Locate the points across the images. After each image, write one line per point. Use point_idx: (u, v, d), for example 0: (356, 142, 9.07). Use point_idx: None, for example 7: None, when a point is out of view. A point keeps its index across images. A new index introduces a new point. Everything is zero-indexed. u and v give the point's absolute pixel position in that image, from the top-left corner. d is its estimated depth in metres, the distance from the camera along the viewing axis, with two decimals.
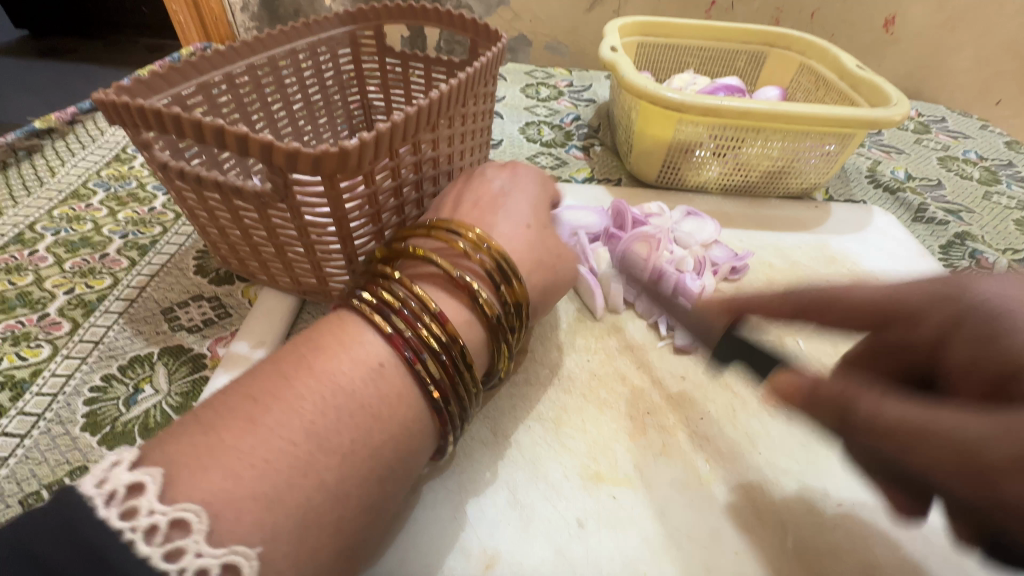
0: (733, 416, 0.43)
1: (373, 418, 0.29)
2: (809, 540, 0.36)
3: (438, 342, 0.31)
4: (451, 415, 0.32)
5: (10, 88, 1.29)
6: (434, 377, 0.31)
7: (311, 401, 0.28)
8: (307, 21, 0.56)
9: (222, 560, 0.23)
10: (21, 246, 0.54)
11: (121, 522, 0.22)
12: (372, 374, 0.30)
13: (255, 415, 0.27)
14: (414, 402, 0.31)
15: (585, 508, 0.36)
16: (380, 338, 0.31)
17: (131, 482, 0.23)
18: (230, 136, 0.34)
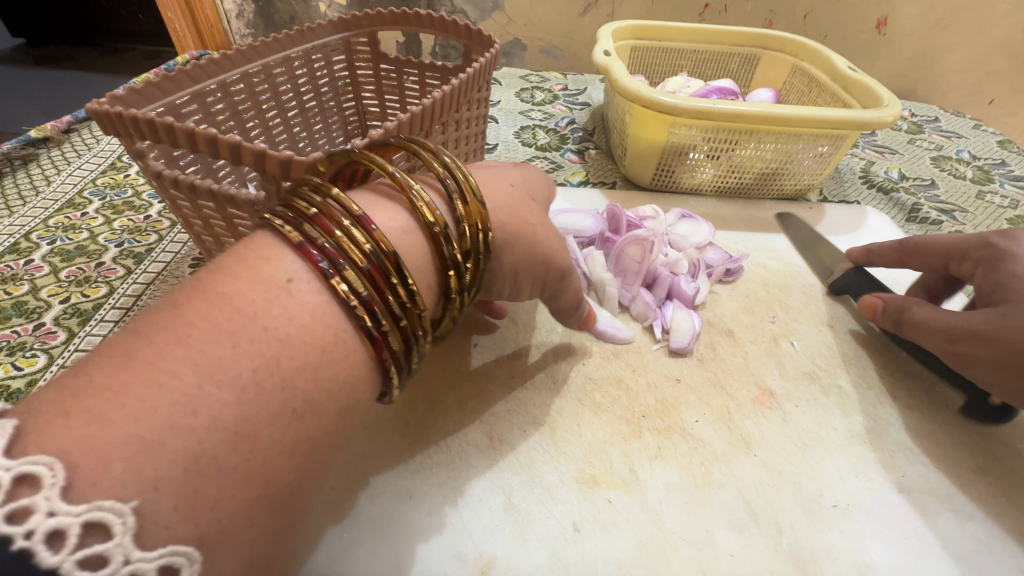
0: (728, 418, 0.43)
1: (280, 341, 0.23)
2: (805, 541, 0.36)
3: (361, 251, 0.26)
4: (385, 339, 0.26)
5: (9, 96, 1.30)
6: (359, 294, 0.25)
7: (200, 324, 0.22)
8: (300, 28, 0.56)
9: (82, 519, 0.18)
10: (17, 256, 0.54)
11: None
12: (277, 292, 0.24)
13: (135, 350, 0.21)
14: (336, 323, 0.25)
15: (580, 512, 0.36)
16: (293, 252, 0.26)
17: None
18: (224, 144, 0.34)
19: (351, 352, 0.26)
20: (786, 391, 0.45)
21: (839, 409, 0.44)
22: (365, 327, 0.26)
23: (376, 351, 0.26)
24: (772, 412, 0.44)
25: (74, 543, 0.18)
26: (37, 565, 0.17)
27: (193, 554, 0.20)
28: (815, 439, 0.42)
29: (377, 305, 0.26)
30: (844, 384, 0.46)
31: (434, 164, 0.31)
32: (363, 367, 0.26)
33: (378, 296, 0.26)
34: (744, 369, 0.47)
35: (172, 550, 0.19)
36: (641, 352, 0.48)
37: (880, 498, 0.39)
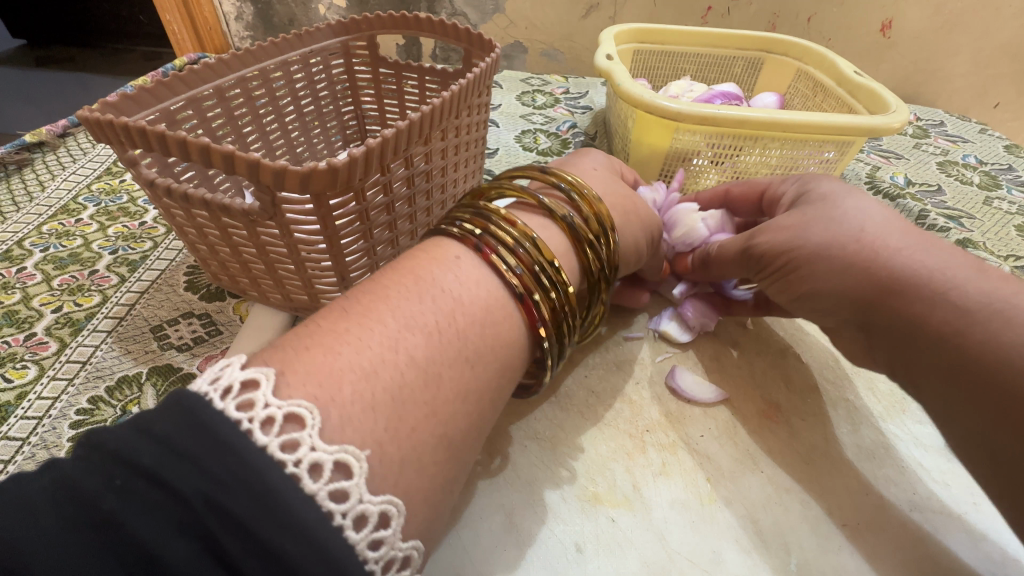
0: (734, 433, 0.42)
1: (458, 303, 0.31)
2: (814, 563, 0.35)
3: (510, 236, 0.34)
4: (535, 307, 0.33)
5: (6, 97, 1.29)
6: (511, 266, 0.33)
7: (395, 289, 0.31)
8: (298, 32, 0.55)
9: (333, 456, 0.23)
10: (9, 263, 0.53)
11: (239, 414, 0.23)
12: (452, 266, 0.33)
13: (347, 308, 0.30)
14: (493, 289, 0.33)
15: (583, 532, 0.35)
16: (454, 241, 0.35)
17: (244, 379, 0.24)
18: (217, 154, 0.34)
19: (510, 319, 0.33)
20: (792, 404, 0.44)
21: (848, 423, 0.43)
22: (517, 293, 0.33)
23: (529, 319, 0.33)
24: (779, 426, 0.43)
25: (327, 476, 0.23)
26: (303, 486, 0.22)
27: (401, 504, 0.25)
28: (824, 455, 0.41)
29: (530, 281, 0.33)
30: (852, 397, 0.45)
31: (549, 175, 0.40)
32: (518, 336, 0.33)
33: (528, 270, 0.34)
34: (750, 382, 0.46)
35: (388, 499, 0.24)
36: (645, 364, 0.47)
37: (890, 516, 0.38)
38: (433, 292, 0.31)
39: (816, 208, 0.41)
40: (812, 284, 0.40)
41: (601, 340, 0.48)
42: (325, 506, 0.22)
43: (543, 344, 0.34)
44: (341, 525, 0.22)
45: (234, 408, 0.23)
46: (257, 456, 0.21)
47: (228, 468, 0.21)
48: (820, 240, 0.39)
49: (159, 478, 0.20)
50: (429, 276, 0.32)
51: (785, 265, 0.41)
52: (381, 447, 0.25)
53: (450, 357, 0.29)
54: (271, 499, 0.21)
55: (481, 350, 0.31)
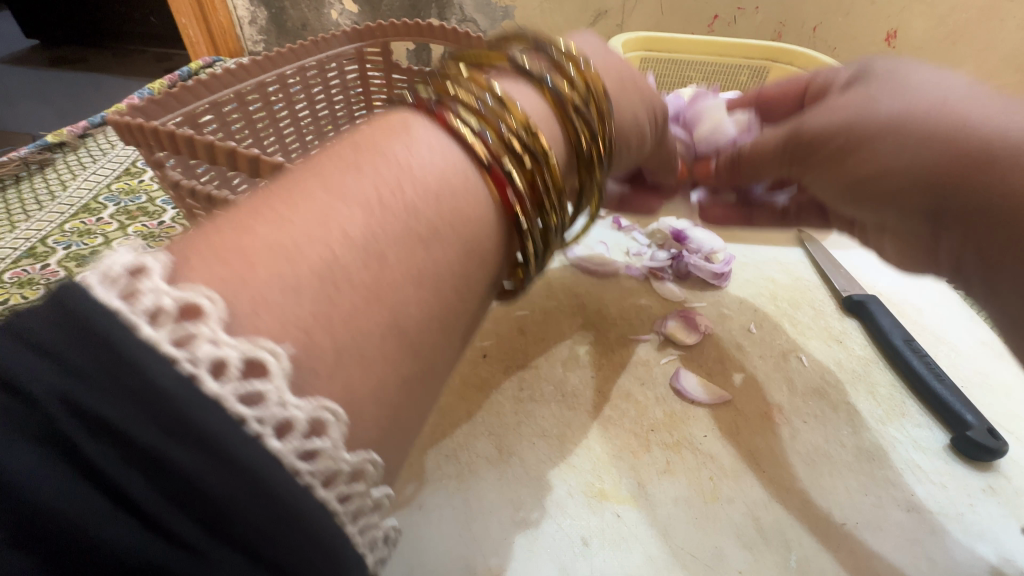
0: (737, 433, 0.43)
1: (405, 168, 0.24)
2: (813, 559, 0.36)
3: (472, 96, 0.27)
4: (508, 180, 0.26)
5: (22, 97, 1.32)
6: (473, 127, 0.26)
7: (331, 157, 0.24)
8: (315, 39, 0.57)
9: (241, 352, 0.17)
10: (33, 260, 0.55)
11: (119, 303, 0.16)
12: (398, 129, 0.26)
13: (269, 185, 0.23)
14: (450, 154, 0.26)
15: (589, 526, 0.36)
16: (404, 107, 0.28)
17: (181, 303, 0.17)
18: (242, 157, 0.35)
19: (474, 193, 0.25)
20: (794, 407, 0.45)
21: (848, 426, 0.44)
22: (482, 161, 0.26)
23: (501, 195, 0.26)
24: (780, 427, 0.44)
25: (238, 376, 0.17)
26: (205, 390, 0.16)
27: (339, 414, 0.19)
28: (824, 456, 0.42)
29: (499, 147, 0.26)
30: (852, 401, 0.46)
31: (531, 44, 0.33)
32: (488, 214, 0.26)
33: (498, 137, 0.26)
34: (752, 384, 0.47)
35: (318, 403, 0.18)
36: (650, 365, 0.48)
37: (888, 516, 0.39)
38: (376, 161, 0.24)
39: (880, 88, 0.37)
40: (873, 167, 0.36)
41: (608, 341, 0.50)
42: (237, 412, 0.16)
43: (520, 226, 0.27)
44: (259, 433, 0.16)
45: (147, 324, 0.16)
46: (157, 364, 0.15)
47: (122, 386, 0.15)
48: (891, 112, 0.35)
49: (30, 396, 0.14)
50: (371, 142, 0.25)
51: (844, 145, 0.37)
52: (307, 335, 0.19)
53: (399, 237, 0.22)
54: (187, 431, 0.15)
55: (451, 232, 0.24)
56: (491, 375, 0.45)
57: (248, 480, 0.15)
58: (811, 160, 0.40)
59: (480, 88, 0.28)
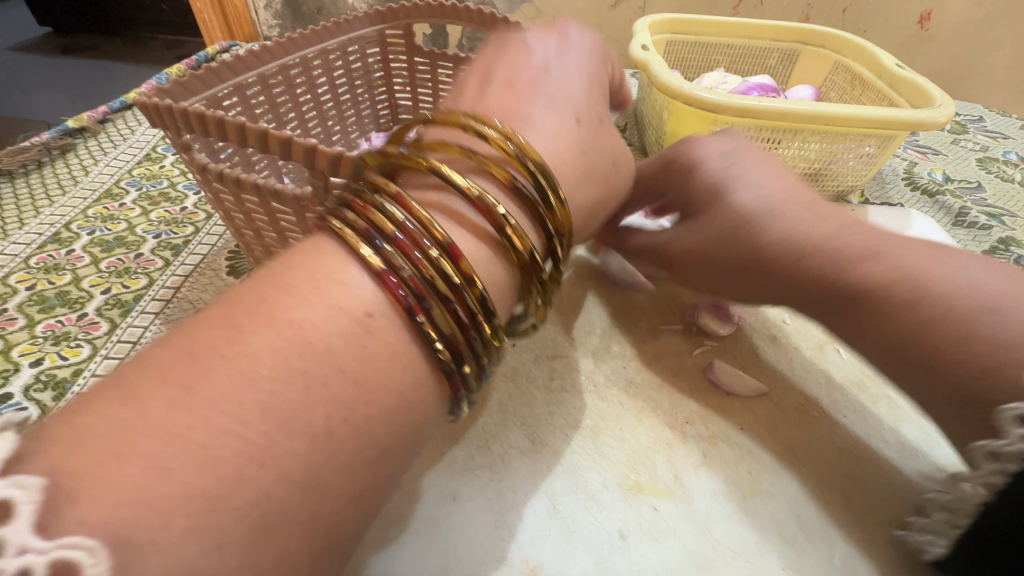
0: (775, 426, 0.42)
1: (365, 383, 0.23)
2: (859, 558, 0.35)
3: (446, 283, 0.26)
4: (462, 381, 0.26)
5: (63, 98, 1.47)
6: (443, 332, 0.25)
7: (269, 361, 0.22)
8: (337, 21, 0.58)
9: None
10: (58, 246, 0.54)
11: None
12: (357, 328, 0.24)
13: (191, 381, 0.20)
14: (411, 361, 0.25)
15: (626, 520, 0.36)
16: (367, 277, 0.25)
17: (50, 563, 0.17)
18: (274, 140, 0.34)
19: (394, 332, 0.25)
20: (834, 401, 0.44)
21: (890, 421, 0.43)
22: (442, 363, 0.26)
23: (450, 390, 0.26)
24: (819, 421, 0.43)
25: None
26: None
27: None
28: (865, 451, 0.41)
29: (456, 309, 0.26)
30: (895, 395, 0.45)
31: (497, 168, 0.31)
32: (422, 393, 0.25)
33: (460, 333, 0.26)
34: (789, 376, 0.46)
35: None
36: (682, 356, 0.47)
37: None
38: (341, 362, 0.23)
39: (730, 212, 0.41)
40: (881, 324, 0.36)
41: (639, 331, 0.48)
42: None
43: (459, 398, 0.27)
44: None
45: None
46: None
47: None
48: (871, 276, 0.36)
49: None
50: (312, 287, 0.24)
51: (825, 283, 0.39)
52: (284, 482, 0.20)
53: None
54: None
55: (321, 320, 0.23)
56: (521, 365, 0.44)
57: None
58: (838, 308, 0.38)
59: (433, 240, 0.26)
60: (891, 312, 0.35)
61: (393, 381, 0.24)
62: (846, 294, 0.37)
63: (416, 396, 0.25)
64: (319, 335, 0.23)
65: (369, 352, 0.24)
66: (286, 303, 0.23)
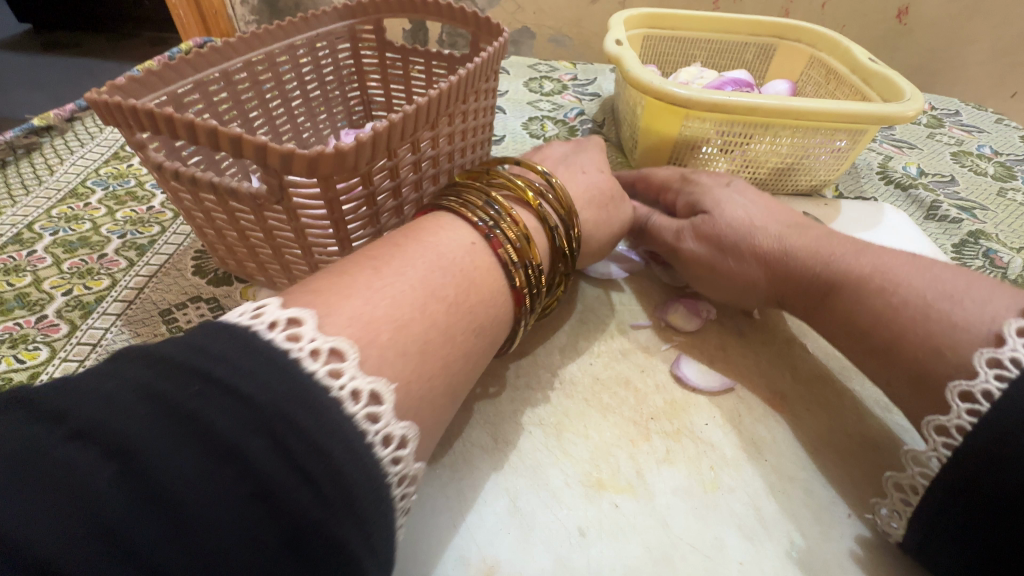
0: (738, 421, 0.42)
1: (470, 288, 0.35)
2: (816, 551, 0.35)
3: (518, 232, 0.37)
4: (526, 301, 0.37)
5: (38, 96, 1.45)
6: (516, 262, 0.37)
7: (414, 268, 0.33)
8: (305, 15, 0.57)
9: (371, 387, 0.26)
10: (20, 246, 0.53)
11: (323, 373, 0.25)
12: (468, 249, 0.36)
13: (374, 275, 0.32)
14: (497, 280, 0.36)
15: (586, 517, 0.36)
16: (469, 225, 0.37)
17: (328, 347, 0.26)
18: (223, 137, 0.33)
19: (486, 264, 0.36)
20: (799, 395, 0.44)
21: (854, 414, 0.43)
22: (514, 284, 0.37)
23: (518, 305, 0.37)
24: (783, 416, 0.43)
25: (364, 402, 0.25)
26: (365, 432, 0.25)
27: (414, 435, 0.28)
28: (828, 444, 0.41)
29: (524, 252, 0.37)
30: (858, 388, 0.45)
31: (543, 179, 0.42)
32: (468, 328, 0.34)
33: (524, 267, 0.37)
34: (755, 372, 0.46)
35: (408, 426, 0.28)
36: (649, 352, 0.47)
37: None
38: (457, 274, 0.34)
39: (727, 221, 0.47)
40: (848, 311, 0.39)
41: (607, 328, 0.48)
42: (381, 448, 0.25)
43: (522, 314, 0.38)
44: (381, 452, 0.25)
45: (309, 360, 0.25)
46: (313, 385, 0.24)
47: (321, 419, 0.23)
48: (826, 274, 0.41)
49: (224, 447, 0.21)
50: (432, 233, 0.36)
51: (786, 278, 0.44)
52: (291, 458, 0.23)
53: None
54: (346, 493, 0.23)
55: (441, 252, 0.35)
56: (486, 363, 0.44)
57: (370, 478, 0.24)
58: (813, 298, 0.42)
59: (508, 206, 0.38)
60: (856, 296, 0.39)
61: (478, 300, 0.35)
62: (809, 283, 0.42)
63: (496, 312, 0.36)
64: (446, 255, 0.35)
65: (471, 274, 0.35)
66: (428, 240, 0.36)
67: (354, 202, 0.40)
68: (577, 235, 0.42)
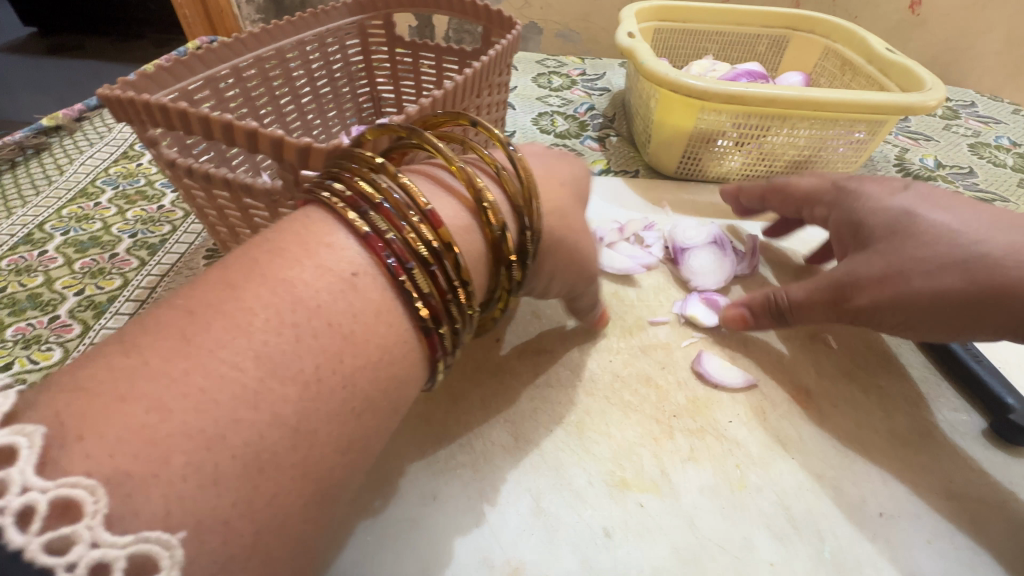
0: (763, 418, 0.41)
1: (345, 335, 0.24)
2: (848, 550, 0.35)
3: (428, 251, 0.27)
4: (440, 341, 0.28)
5: (46, 98, 1.45)
6: (422, 292, 0.27)
7: (262, 308, 0.23)
8: (314, 11, 0.56)
9: (127, 552, 0.18)
10: (31, 247, 0.53)
11: (47, 556, 0.17)
12: (345, 284, 0.25)
13: (191, 330, 0.22)
14: (395, 318, 0.26)
15: (611, 517, 0.35)
16: (354, 241, 0.26)
17: (56, 500, 0.17)
18: (239, 132, 0.33)
19: (377, 299, 0.26)
20: (823, 390, 0.43)
21: (881, 410, 0.42)
22: (421, 324, 0.27)
23: (432, 349, 0.28)
24: (808, 413, 0.42)
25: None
26: None
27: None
28: (856, 442, 0.40)
29: (438, 282, 0.27)
30: (885, 384, 0.44)
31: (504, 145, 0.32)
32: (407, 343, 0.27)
33: (442, 298, 0.27)
34: (779, 367, 0.45)
35: None
36: (670, 349, 0.46)
37: (926, 506, 0.37)
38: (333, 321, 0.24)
39: (890, 244, 0.39)
40: None
41: (627, 324, 0.47)
42: None
43: (435, 363, 0.28)
44: None
45: (15, 529, 0.17)
46: (13, 569, 0.16)
47: None
48: None
49: None
50: (294, 251, 0.25)
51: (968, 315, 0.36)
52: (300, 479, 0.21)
53: None
54: None
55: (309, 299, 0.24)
56: (504, 361, 0.43)
57: None
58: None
59: (412, 208, 0.27)
60: None
61: (381, 347, 0.25)
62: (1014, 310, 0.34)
63: (398, 360, 0.26)
64: (312, 293, 0.24)
65: (353, 308, 0.25)
66: (282, 264, 0.24)
67: None
68: (536, 232, 0.32)
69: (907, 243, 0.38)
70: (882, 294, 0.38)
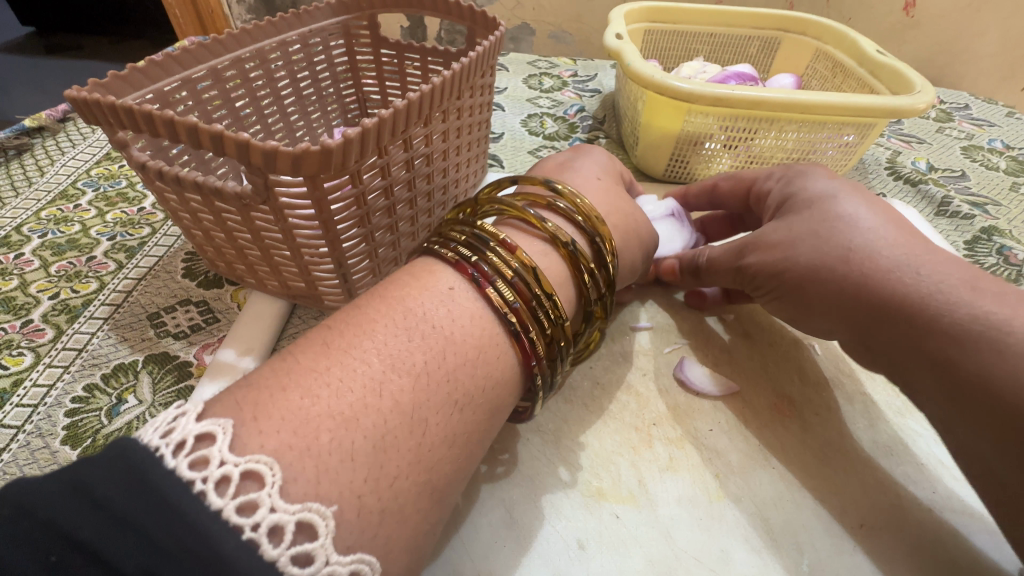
0: (744, 427, 0.40)
1: (447, 341, 0.29)
2: (826, 562, 0.34)
3: (509, 267, 0.31)
4: (531, 346, 0.31)
5: (36, 98, 1.45)
6: (509, 302, 0.31)
7: (383, 324, 0.28)
8: (297, 11, 0.56)
9: (296, 517, 0.21)
10: (7, 249, 0.52)
11: (240, 518, 0.20)
12: (445, 299, 0.30)
13: (329, 341, 0.27)
14: (489, 327, 0.31)
15: (586, 528, 0.34)
16: (449, 267, 0.32)
17: (245, 471, 0.21)
18: (205, 135, 0.32)
19: (473, 311, 0.31)
20: (806, 398, 0.43)
21: (865, 418, 0.42)
22: (512, 331, 0.31)
23: (525, 356, 0.31)
24: (791, 421, 0.41)
25: (289, 539, 0.21)
26: None
27: (372, 563, 0.23)
28: (839, 451, 0.40)
29: (523, 292, 0.31)
30: (869, 391, 0.43)
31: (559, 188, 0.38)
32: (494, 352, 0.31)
33: (524, 304, 0.31)
34: (762, 374, 0.44)
35: (359, 558, 0.23)
36: (652, 355, 0.45)
37: (908, 517, 0.36)
38: (422, 331, 0.29)
39: (805, 220, 0.40)
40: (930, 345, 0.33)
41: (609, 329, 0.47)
42: None
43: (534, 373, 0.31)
44: None
45: (215, 493, 0.20)
46: (213, 524, 0.19)
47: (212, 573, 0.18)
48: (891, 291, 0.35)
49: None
50: (401, 281, 0.31)
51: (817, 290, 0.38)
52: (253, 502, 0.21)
53: None
54: None
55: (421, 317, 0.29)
56: None
57: None
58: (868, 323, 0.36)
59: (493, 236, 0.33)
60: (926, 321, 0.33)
61: (482, 358, 0.29)
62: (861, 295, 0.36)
63: (495, 366, 0.30)
64: (421, 307, 0.30)
65: (452, 321, 0.30)
66: (397, 291, 0.31)
67: (345, 202, 0.38)
68: (607, 251, 0.37)
69: (824, 220, 0.39)
70: (772, 266, 0.41)
